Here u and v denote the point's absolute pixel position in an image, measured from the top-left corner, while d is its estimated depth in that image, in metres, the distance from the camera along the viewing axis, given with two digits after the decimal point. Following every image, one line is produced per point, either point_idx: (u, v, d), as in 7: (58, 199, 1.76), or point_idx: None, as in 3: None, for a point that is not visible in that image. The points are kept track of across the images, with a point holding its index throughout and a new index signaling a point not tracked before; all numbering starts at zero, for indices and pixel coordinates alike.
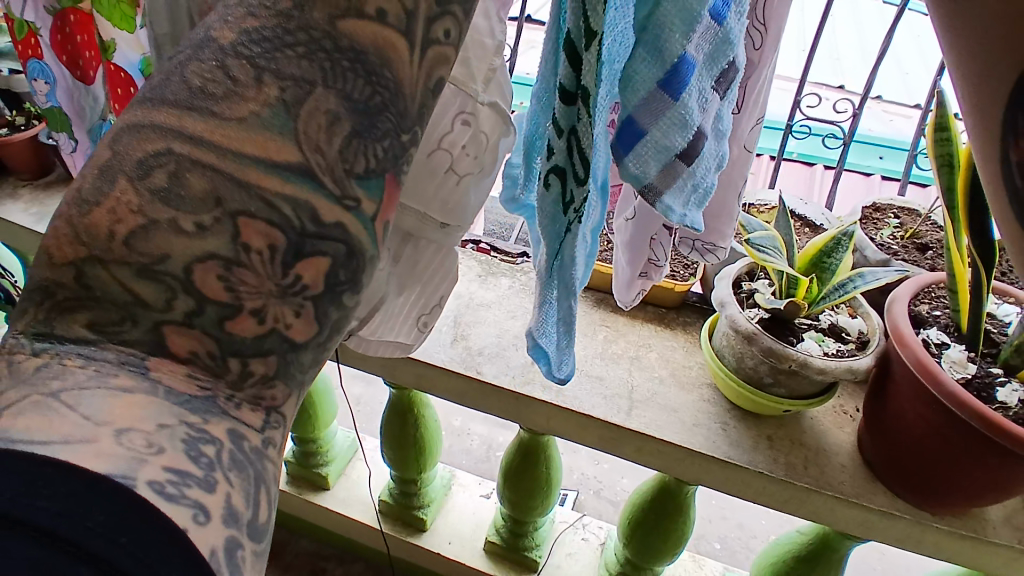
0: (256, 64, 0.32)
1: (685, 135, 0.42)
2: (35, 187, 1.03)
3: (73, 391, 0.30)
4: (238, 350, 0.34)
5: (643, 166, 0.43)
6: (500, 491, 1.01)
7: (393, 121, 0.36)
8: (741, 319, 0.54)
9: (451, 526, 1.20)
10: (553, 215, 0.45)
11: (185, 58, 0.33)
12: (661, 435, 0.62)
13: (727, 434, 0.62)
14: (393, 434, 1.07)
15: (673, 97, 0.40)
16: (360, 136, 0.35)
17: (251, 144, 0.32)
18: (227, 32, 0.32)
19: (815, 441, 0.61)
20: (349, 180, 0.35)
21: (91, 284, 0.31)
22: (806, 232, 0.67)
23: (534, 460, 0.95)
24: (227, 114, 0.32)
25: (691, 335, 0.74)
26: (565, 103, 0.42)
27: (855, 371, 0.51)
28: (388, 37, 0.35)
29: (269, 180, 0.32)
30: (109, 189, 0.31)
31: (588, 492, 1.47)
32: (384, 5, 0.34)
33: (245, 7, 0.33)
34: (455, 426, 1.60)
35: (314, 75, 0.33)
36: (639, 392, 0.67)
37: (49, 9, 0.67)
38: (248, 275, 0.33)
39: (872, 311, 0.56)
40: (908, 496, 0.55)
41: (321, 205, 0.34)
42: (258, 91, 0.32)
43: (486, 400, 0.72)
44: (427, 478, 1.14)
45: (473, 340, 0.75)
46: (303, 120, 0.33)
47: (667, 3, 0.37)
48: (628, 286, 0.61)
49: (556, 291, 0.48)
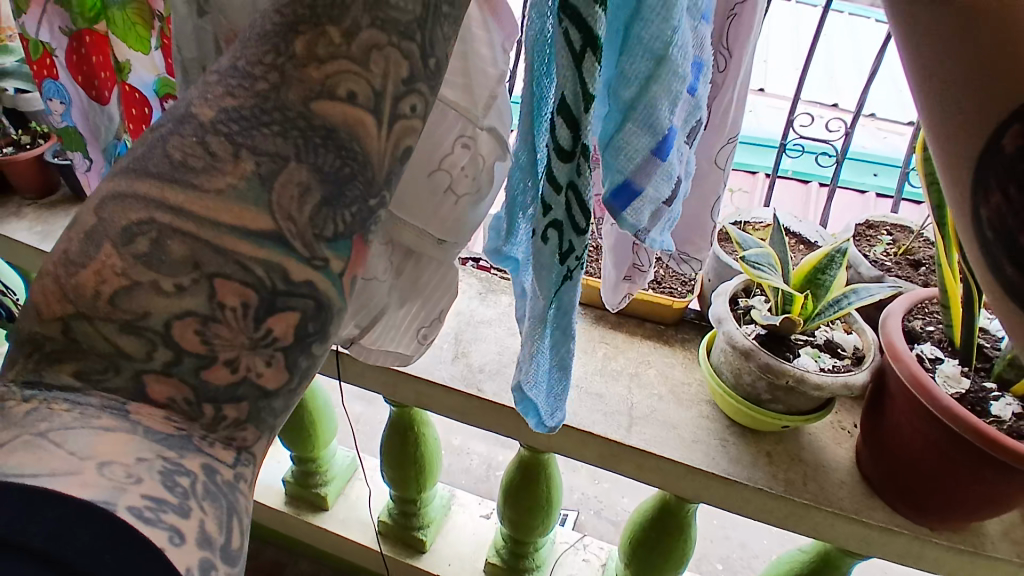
0: (233, 141, 0.35)
1: (671, 189, 0.45)
2: (40, 206, 1.04)
3: (60, 430, 0.31)
4: (212, 397, 0.35)
5: (637, 216, 0.45)
6: (500, 510, 1.00)
7: (361, 188, 0.38)
8: (738, 336, 0.55)
9: (451, 547, 1.19)
10: (550, 267, 0.46)
11: (167, 132, 0.35)
12: (660, 451, 0.62)
13: (727, 450, 0.62)
14: (393, 451, 1.07)
15: (663, 159, 0.43)
16: (330, 205, 0.37)
17: (228, 213, 0.34)
18: (206, 109, 0.35)
19: (816, 458, 0.61)
20: (318, 244, 0.37)
21: (78, 338, 0.33)
22: (801, 249, 0.68)
23: (534, 478, 0.95)
24: (205, 186, 0.34)
25: (690, 352, 0.74)
26: (563, 161, 0.43)
27: (851, 386, 0.51)
28: (359, 117, 0.37)
29: (243, 245, 0.34)
30: (94, 253, 0.33)
31: (589, 512, 1.46)
32: (354, 87, 0.37)
33: (223, 86, 0.35)
34: (454, 445, 1.59)
35: (289, 151, 0.35)
36: (638, 408, 0.67)
37: (65, 31, 0.69)
38: (224, 329, 0.34)
39: (866, 327, 0.57)
40: (907, 512, 0.55)
41: (291, 265, 0.36)
42: (234, 166, 0.34)
43: (485, 417, 0.72)
44: (426, 497, 1.13)
45: (474, 357, 0.75)
46: (277, 191, 0.35)
47: (656, 82, 0.41)
48: (614, 288, 0.62)
49: (550, 336, 0.49)
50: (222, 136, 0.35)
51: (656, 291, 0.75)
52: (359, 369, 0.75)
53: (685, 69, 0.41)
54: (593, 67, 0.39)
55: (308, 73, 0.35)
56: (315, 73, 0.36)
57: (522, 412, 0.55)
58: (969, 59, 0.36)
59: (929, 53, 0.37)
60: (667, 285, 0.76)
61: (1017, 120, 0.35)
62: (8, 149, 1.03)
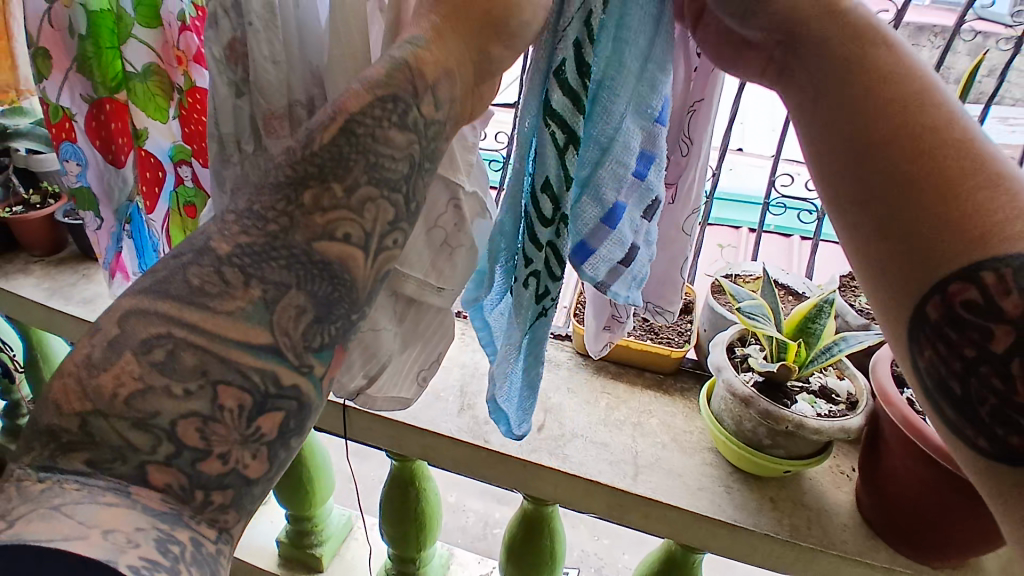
0: (246, 271, 0.40)
1: (623, 250, 0.53)
2: (47, 263, 1.06)
3: (70, 503, 0.34)
4: (204, 485, 0.38)
5: (596, 270, 0.53)
6: (502, 566, 0.99)
7: (347, 307, 0.43)
8: (738, 383, 0.57)
9: None
10: (528, 308, 0.53)
11: (186, 261, 0.40)
12: (668, 499, 0.64)
13: (732, 497, 0.63)
14: (394, 507, 1.05)
15: (612, 228, 0.52)
16: (320, 321, 0.41)
17: (235, 331, 0.38)
18: (223, 244, 0.40)
19: (818, 501, 0.62)
20: (306, 353, 0.41)
21: (93, 432, 0.35)
22: (790, 300, 0.72)
23: (538, 533, 0.94)
24: (218, 307, 0.38)
25: (690, 401, 0.76)
26: (545, 227, 0.49)
27: (847, 430, 0.54)
28: (352, 253, 0.42)
29: (244, 357, 0.39)
30: (115, 358, 0.36)
31: (590, 569, 1.43)
32: (350, 229, 0.42)
33: (239, 224, 0.40)
34: (450, 502, 1.56)
35: (291, 280, 0.40)
36: (643, 457, 0.69)
37: (87, 98, 0.74)
38: (221, 428, 0.38)
39: (858, 373, 0.60)
40: (908, 551, 0.57)
41: (283, 372, 0.40)
42: (244, 291, 0.39)
43: (490, 468, 0.73)
44: (426, 556, 1.11)
45: (480, 409, 0.77)
46: (278, 312, 0.40)
47: (603, 168, 0.49)
48: (596, 337, 0.65)
49: (523, 361, 0.56)
50: (236, 267, 0.39)
51: (654, 342, 0.78)
52: (365, 422, 0.76)
53: (629, 159, 0.49)
54: (572, 157, 0.47)
55: (313, 219, 0.41)
56: (319, 219, 0.41)
57: (493, 420, 0.60)
58: (893, 249, 0.43)
59: (864, 244, 0.44)
60: (664, 335, 0.79)
61: (936, 294, 0.41)
62: (19, 208, 1.06)
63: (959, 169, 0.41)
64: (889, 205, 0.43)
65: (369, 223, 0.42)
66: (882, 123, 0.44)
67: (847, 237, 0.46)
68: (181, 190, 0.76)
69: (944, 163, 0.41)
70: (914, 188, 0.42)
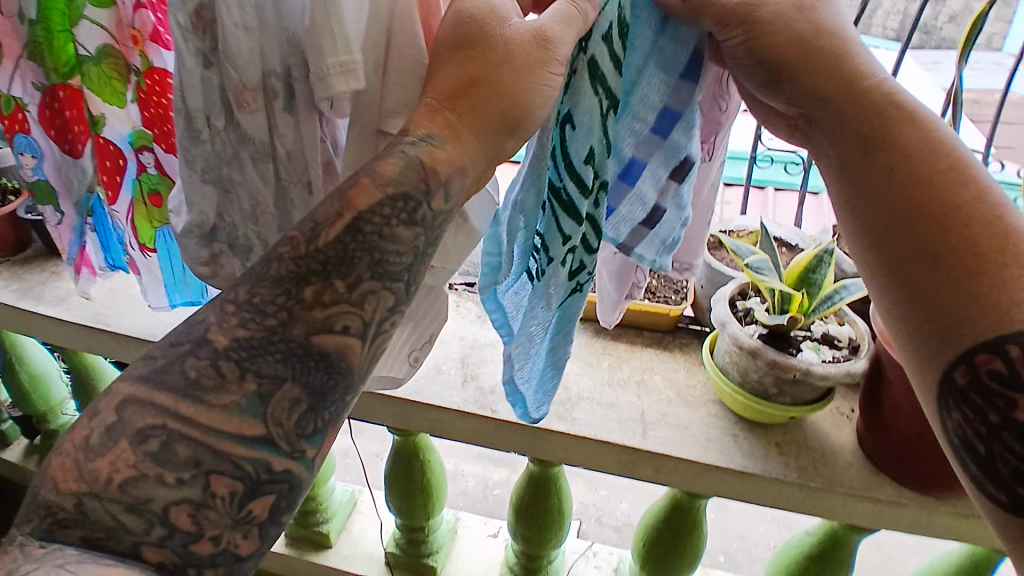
0: (242, 365, 0.44)
1: (645, 209, 0.56)
2: (10, 262, 1.00)
3: (72, 564, 0.38)
4: (196, 561, 0.42)
5: (617, 230, 0.58)
6: (511, 526, 1.01)
7: (340, 394, 0.46)
8: (744, 336, 0.58)
9: (461, 570, 1.18)
10: (563, 291, 0.55)
11: (184, 352, 0.43)
12: (679, 453, 0.65)
13: (740, 445, 0.65)
14: (399, 483, 1.06)
15: (630, 185, 0.55)
16: (312, 411, 0.45)
17: (230, 423, 0.42)
18: (221, 337, 0.44)
19: (820, 442, 0.65)
20: (299, 440, 0.45)
21: (88, 511, 0.39)
22: (785, 252, 0.73)
23: (545, 493, 0.96)
24: (213, 400, 0.42)
25: (690, 356, 0.78)
26: (582, 194, 0.50)
27: (852, 374, 0.56)
28: (347, 344, 0.46)
29: (237, 447, 0.42)
30: (112, 445, 0.40)
31: (590, 520, 1.48)
32: (347, 323, 0.46)
33: (239, 318, 0.44)
34: (449, 469, 1.58)
35: (286, 373, 0.44)
36: (650, 413, 0.70)
37: (37, 86, 0.68)
38: (212, 512, 0.42)
39: (857, 318, 0.62)
40: (912, 484, 0.60)
41: (274, 459, 0.44)
42: (239, 385, 0.43)
43: (499, 437, 0.74)
44: (434, 523, 1.13)
45: (483, 380, 0.77)
46: (272, 405, 0.44)
47: (623, 128, 0.53)
48: (613, 306, 0.65)
49: (550, 341, 0.58)
50: (234, 363, 0.44)
51: (652, 301, 0.78)
52: (369, 402, 0.76)
53: (651, 117, 0.52)
54: (609, 120, 0.49)
55: (312, 314, 0.45)
56: (318, 314, 0.45)
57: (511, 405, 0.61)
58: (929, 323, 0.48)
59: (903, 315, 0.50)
60: (661, 294, 0.79)
61: (964, 363, 0.47)
62: None
63: (991, 246, 0.46)
64: (927, 289, 0.48)
65: (369, 314, 0.46)
66: (929, 204, 0.49)
67: (882, 301, 0.52)
68: (143, 178, 0.71)
69: (978, 240, 0.47)
70: (945, 276, 0.47)
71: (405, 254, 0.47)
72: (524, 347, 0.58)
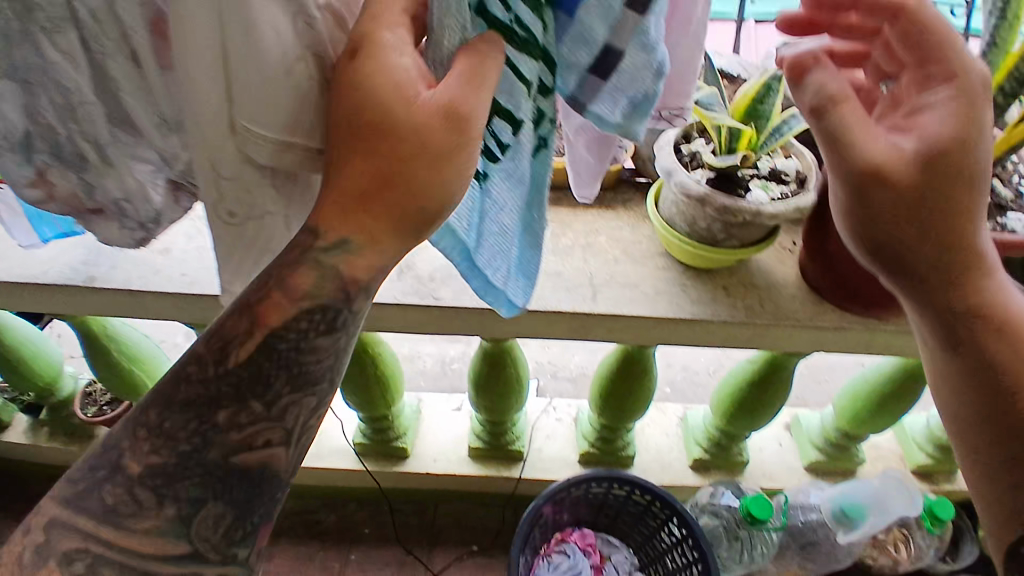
0: (158, 491, 0.46)
1: (591, 53, 0.44)
2: None
3: None
4: None
5: (566, 81, 0.47)
6: (474, 400, 1.04)
7: (268, 502, 0.49)
8: (691, 184, 0.54)
9: (432, 445, 1.22)
10: (533, 150, 0.50)
11: (100, 478, 0.46)
12: (631, 311, 0.64)
13: (689, 294, 0.65)
14: (356, 381, 1.05)
15: (572, 16, 0.43)
16: (241, 519, 0.48)
17: (154, 545, 0.46)
18: (133, 463, 0.46)
19: (764, 279, 0.66)
20: (231, 547, 0.48)
21: None
22: (728, 84, 0.66)
23: (501, 366, 0.96)
24: (133, 526, 0.46)
25: (634, 210, 0.74)
26: (530, 13, 0.42)
27: (801, 209, 0.54)
28: (270, 455, 0.48)
29: (166, 564, 0.46)
30: (42, 566, 0.45)
31: (547, 376, 1.55)
32: (268, 436, 0.47)
33: (149, 444, 0.46)
34: (405, 353, 1.59)
35: (207, 495, 0.46)
36: (599, 277, 0.67)
37: None
38: None
39: (804, 150, 0.59)
40: (853, 307, 0.63)
41: (206, 567, 0.47)
42: (158, 510, 0.46)
43: (446, 323, 0.70)
44: (397, 410, 1.14)
45: (420, 267, 0.71)
46: (196, 524, 0.47)
47: None
48: (591, 177, 0.58)
49: (524, 218, 0.54)
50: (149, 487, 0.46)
51: None
52: None
53: None
54: None
55: (228, 437, 0.46)
56: (235, 435, 0.46)
57: (493, 303, 0.58)
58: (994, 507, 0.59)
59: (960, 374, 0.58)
60: None
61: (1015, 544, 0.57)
62: None
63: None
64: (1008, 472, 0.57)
65: (291, 424, 0.48)
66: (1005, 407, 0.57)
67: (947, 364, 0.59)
68: None
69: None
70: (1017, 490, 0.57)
71: (323, 359, 0.48)
72: (506, 238, 0.54)
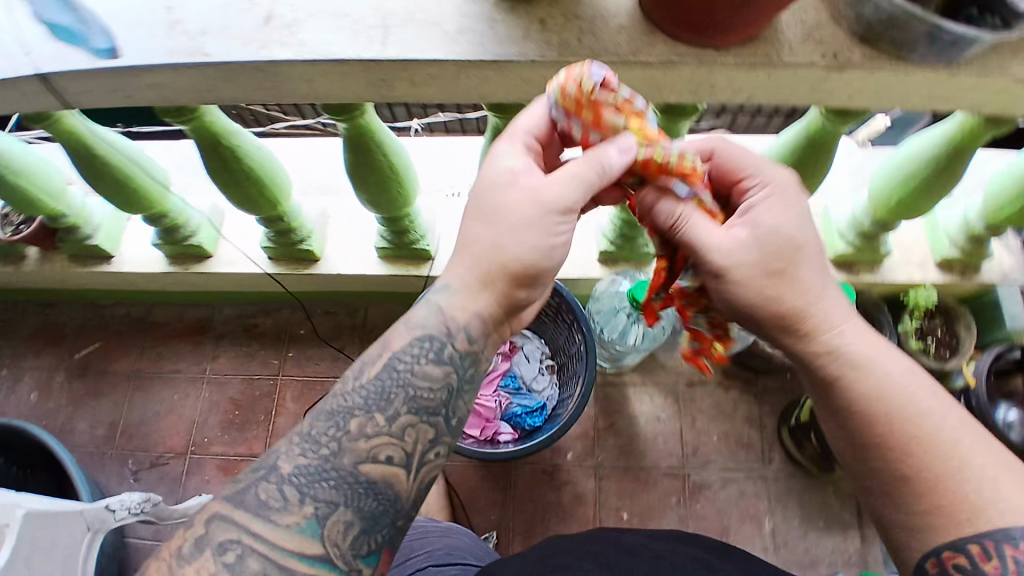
0: (304, 488, 0.58)
1: None
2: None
3: None
4: None
5: None
6: (360, 195, 1.02)
7: (384, 517, 0.60)
8: None
9: (341, 248, 1.26)
10: None
11: (258, 480, 0.58)
12: (423, 53, 0.61)
13: (497, 30, 0.62)
14: (360, 164, 0.94)
15: None
16: (366, 533, 0.59)
17: (286, 541, 0.56)
18: (285, 466, 0.59)
19: (599, 8, 0.62)
20: (354, 560, 0.58)
21: None
22: None
23: (367, 151, 0.91)
24: (281, 519, 0.57)
25: None
26: None
27: None
28: (393, 474, 0.61)
29: (296, 560, 0.56)
30: (199, 554, 0.56)
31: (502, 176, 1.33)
32: (387, 460, 0.61)
33: (301, 452, 0.59)
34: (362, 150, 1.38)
35: (340, 498, 0.59)
36: (393, 16, 0.62)
37: None
38: None
39: None
40: (689, 38, 0.60)
41: (301, 559, 0.56)
42: (300, 509, 0.57)
43: (286, 87, 0.65)
44: (290, 211, 1.12)
45: (188, 17, 0.63)
46: (329, 527, 0.58)
47: None
48: None
49: None
50: (297, 485, 0.58)
51: None
52: (76, 83, 0.65)
53: None
54: None
55: (360, 447, 0.60)
56: (365, 446, 0.60)
57: None
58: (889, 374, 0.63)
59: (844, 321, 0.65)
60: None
61: None
62: None
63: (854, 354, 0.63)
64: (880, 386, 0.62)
65: (410, 444, 0.62)
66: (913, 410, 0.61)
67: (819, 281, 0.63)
68: None
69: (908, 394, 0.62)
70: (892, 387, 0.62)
71: (435, 384, 0.64)
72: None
